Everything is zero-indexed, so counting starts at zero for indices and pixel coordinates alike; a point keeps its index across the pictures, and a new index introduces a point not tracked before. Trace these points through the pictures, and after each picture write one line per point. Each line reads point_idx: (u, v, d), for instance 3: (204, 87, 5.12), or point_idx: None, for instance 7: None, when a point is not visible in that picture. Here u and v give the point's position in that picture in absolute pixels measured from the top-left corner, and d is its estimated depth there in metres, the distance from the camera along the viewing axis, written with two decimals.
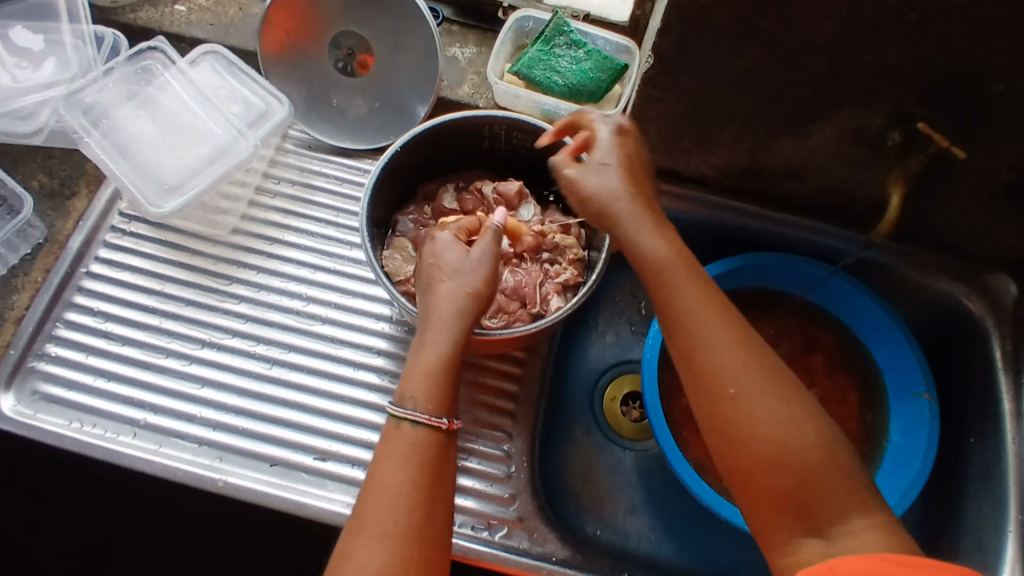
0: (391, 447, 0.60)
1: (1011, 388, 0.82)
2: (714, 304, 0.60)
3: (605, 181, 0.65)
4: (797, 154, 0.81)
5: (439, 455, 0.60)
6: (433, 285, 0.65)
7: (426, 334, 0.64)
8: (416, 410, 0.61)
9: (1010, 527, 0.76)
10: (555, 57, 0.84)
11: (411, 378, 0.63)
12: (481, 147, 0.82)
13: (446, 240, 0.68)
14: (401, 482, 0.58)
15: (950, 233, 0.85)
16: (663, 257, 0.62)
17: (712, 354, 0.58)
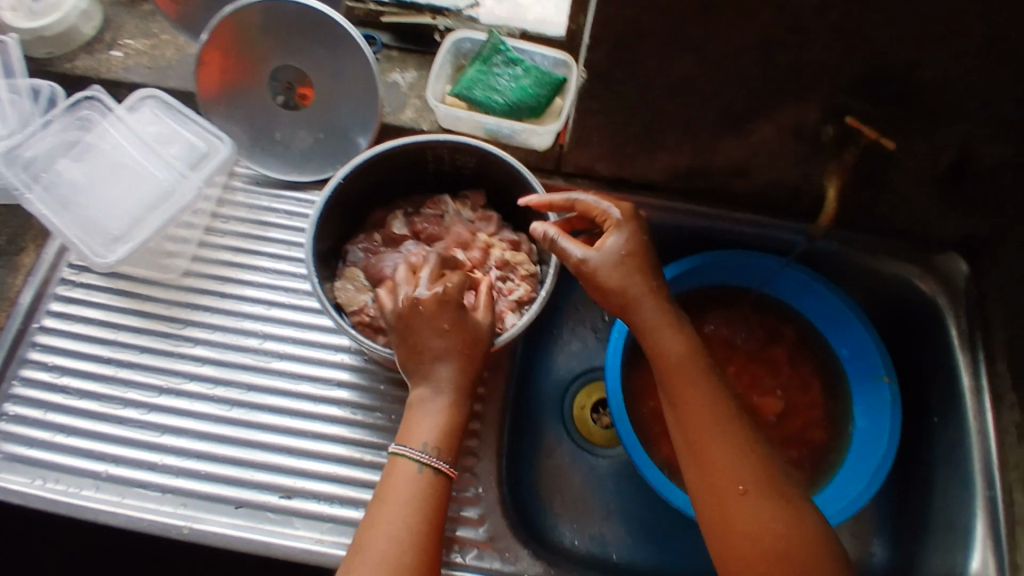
0: (403, 486, 0.64)
1: (968, 364, 0.83)
2: (720, 401, 0.68)
3: (608, 275, 0.70)
4: (740, 153, 0.82)
5: (437, 493, 0.65)
6: (439, 356, 0.66)
7: (434, 402, 0.67)
8: (434, 457, 0.65)
9: (978, 502, 0.77)
10: (494, 76, 0.85)
11: (426, 435, 0.66)
12: (426, 171, 0.83)
13: (435, 304, 0.67)
14: (400, 514, 0.62)
15: (898, 220, 0.86)
16: (680, 356, 0.69)
17: (725, 453, 0.65)
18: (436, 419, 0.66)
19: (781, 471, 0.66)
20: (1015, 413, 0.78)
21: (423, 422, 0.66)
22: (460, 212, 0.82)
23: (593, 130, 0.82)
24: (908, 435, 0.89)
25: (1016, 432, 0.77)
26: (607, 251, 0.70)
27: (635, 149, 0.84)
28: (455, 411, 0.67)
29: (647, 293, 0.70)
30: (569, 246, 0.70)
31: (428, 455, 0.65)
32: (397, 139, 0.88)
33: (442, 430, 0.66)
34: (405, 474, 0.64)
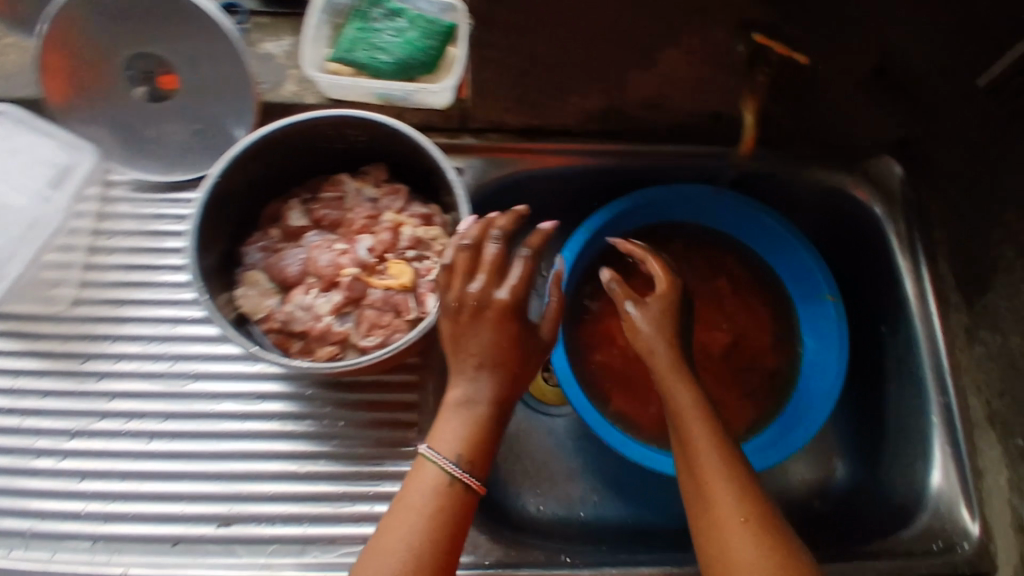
0: (418, 495, 0.54)
1: (911, 270, 0.80)
2: (729, 455, 0.60)
3: (646, 326, 0.66)
4: (653, 84, 0.75)
5: (458, 510, 0.54)
6: (484, 359, 0.55)
7: (465, 409, 0.55)
8: (459, 470, 0.54)
9: (935, 413, 0.76)
10: (376, 33, 0.76)
11: (450, 445, 0.54)
12: (317, 152, 0.75)
13: (489, 311, 0.55)
14: (410, 533, 0.52)
15: (828, 129, 0.81)
16: (691, 408, 0.62)
17: (723, 488, 0.58)
18: (468, 426, 0.55)
19: (786, 529, 0.58)
20: (962, 316, 0.79)
21: (455, 428, 0.55)
22: (361, 189, 0.75)
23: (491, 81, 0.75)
24: (858, 347, 0.88)
25: (964, 334, 0.79)
26: (643, 310, 0.67)
27: (542, 93, 0.77)
28: (490, 420, 0.55)
29: (670, 349, 0.65)
30: (620, 296, 0.69)
31: (456, 466, 0.54)
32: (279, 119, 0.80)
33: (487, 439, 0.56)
34: (425, 483, 0.54)
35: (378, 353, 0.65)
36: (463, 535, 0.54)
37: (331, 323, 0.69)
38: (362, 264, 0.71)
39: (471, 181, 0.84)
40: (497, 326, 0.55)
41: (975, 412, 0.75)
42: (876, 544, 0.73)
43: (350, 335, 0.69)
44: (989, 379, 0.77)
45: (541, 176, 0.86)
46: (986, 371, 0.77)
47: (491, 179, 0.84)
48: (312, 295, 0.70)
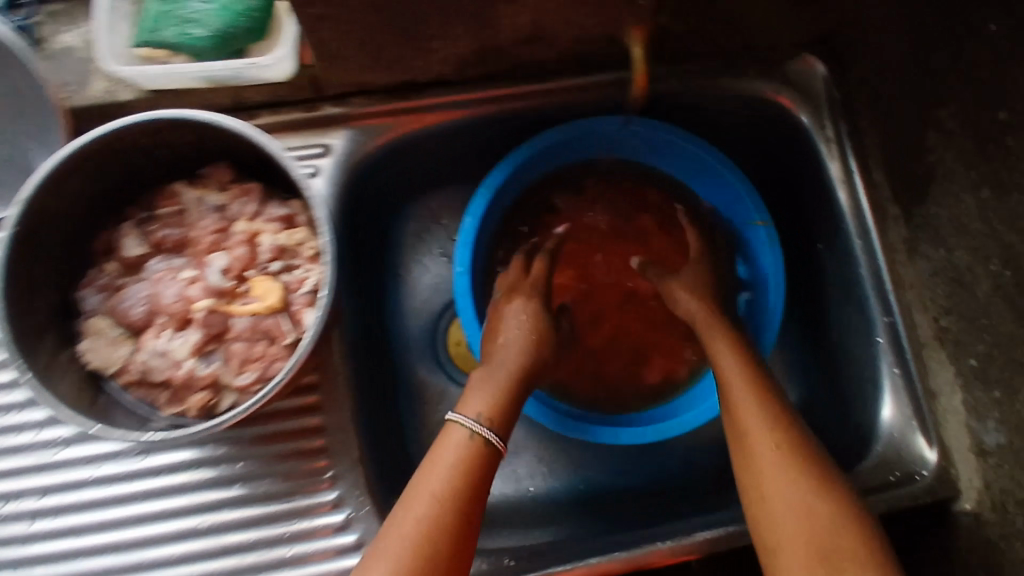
0: (445, 450, 0.57)
1: (844, 178, 0.72)
2: (767, 393, 0.61)
3: (683, 296, 0.72)
4: (524, 18, 0.63)
5: (485, 461, 0.57)
6: (499, 342, 0.68)
7: (485, 378, 0.64)
8: (477, 422, 0.58)
9: (880, 333, 0.70)
10: (182, 2, 0.63)
11: (479, 407, 0.60)
12: (141, 164, 0.63)
13: (517, 305, 0.71)
14: (442, 475, 0.54)
15: (736, 36, 0.70)
16: (728, 353, 0.65)
17: (755, 420, 0.59)
18: (493, 393, 0.62)
19: (823, 453, 0.58)
20: (901, 228, 0.70)
21: (484, 395, 0.62)
22: (202, 198, 0.64)
23: (335, 40, 0.62)
24: (796, 268, 0.81)
25: (904, 248, 0.69)
26: (681, 283, 0.73)
27: (400, 45, 0.65)
28: (515, 389, 0.63)
29: (708, 315, 0.69)
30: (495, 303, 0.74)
31: (477, 420, 0.59)
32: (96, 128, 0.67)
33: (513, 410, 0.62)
34: (455, 439, 0.57)
35: (250, 403, 0.56)
36: (489, 489, 0.56)
37: (193, 367, 0.60)
38: (216, 290, 0.61)
39: (340, 158, 0.71)
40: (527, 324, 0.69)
41: (923, 331, 0.69)
42: None
43: (219, 376, 0.61)
44: (935, 295, 0.67)
45: (426, 138, 0.75)
46: (932, 288, 0.67)
47: (366, 152, 0.72)
48: (166, 337, 0.61)
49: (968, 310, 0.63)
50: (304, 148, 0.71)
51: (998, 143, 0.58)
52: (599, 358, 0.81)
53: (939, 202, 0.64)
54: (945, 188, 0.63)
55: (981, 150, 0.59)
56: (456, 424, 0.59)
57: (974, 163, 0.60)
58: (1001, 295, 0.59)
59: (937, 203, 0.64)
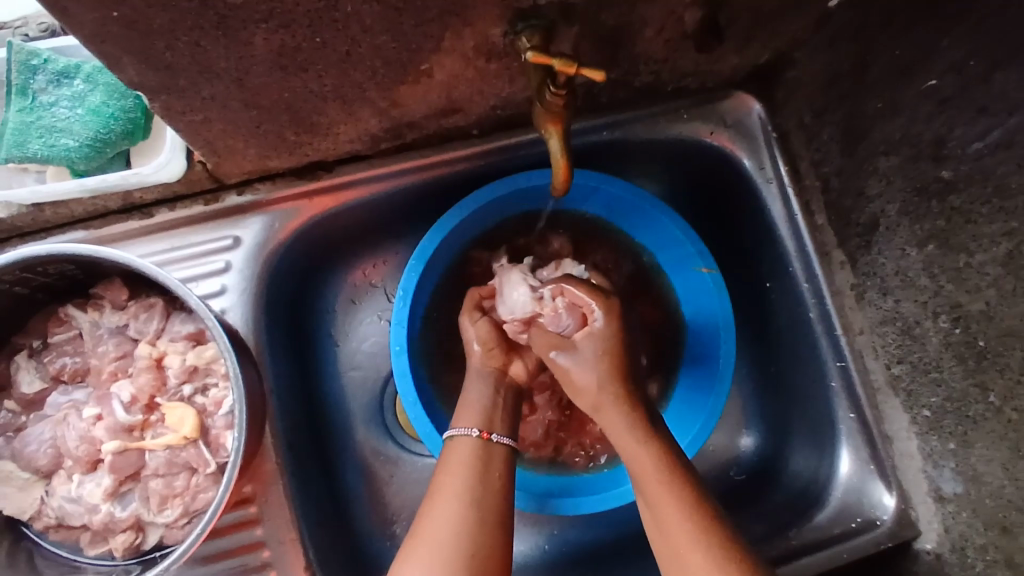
0: (452, 464, 0.56)
1: (787, 221, 0.69)
2: (685, 485, 0.54)
3: (581, 373, 0.60)
4: (434, 94, 0.59)
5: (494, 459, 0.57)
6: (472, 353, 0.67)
7: (467, 399, 0.63)
8: (467, 429, 0.58)
9: (834, 380, 0.68)
10: (46, 109, 0.59)
11: (467, 417, 0.61)
12: (22, 297, 0.57)
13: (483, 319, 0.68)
14: (458, 481, 0.54)
15: (664, 85, 0.66)
16: (628, 437, 0.57)
17: (670, 500, 0.53)
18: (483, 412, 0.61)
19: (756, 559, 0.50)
20: (847, 272, 0.66)
21: (471, 409, 0.61)
22: (98, 321, 0.60)
23: (229, 137, 0.57)
24: (746, 307, 0.78)
25: (852, 293, 0.66)
26: (583, 369, 0.60)
27: (301, 133, 0.59)
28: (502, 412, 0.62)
29: (612, 396, 0.58)
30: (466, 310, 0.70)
31: (467, 429, 0.58)
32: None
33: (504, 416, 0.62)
34: (459, 448, 0.57)
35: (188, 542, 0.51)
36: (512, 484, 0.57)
37: (110, 511, 0.56)
38: (124, 427, 0.57)
39: (253, 248, 0.66)
40: (485, 345, 0.67)
41: (875, 376, 0.66)
42: (790, 539, 0.67)
43: (140, 515, 0.57)
44: (885, 343, 0.64)
45: (346, 213, 0.70)
46: (881, 336, 0.64)
47: (279, 240, 0.67)
48: (76, 482, 0.56)
49: (920, 361, 0.61)
50: (210, 242, 0.66)
51: (940, 202, 0.55)
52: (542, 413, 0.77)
53: (884, 253, 0.61)
54: (888, 240, 0.61)
55: (925, 206, 0.56)
56: (459, 440, 0.58)
57: (920, 219, 0.57)
58: (952, 353, 0.57)
59: (882, 252, 0.62)
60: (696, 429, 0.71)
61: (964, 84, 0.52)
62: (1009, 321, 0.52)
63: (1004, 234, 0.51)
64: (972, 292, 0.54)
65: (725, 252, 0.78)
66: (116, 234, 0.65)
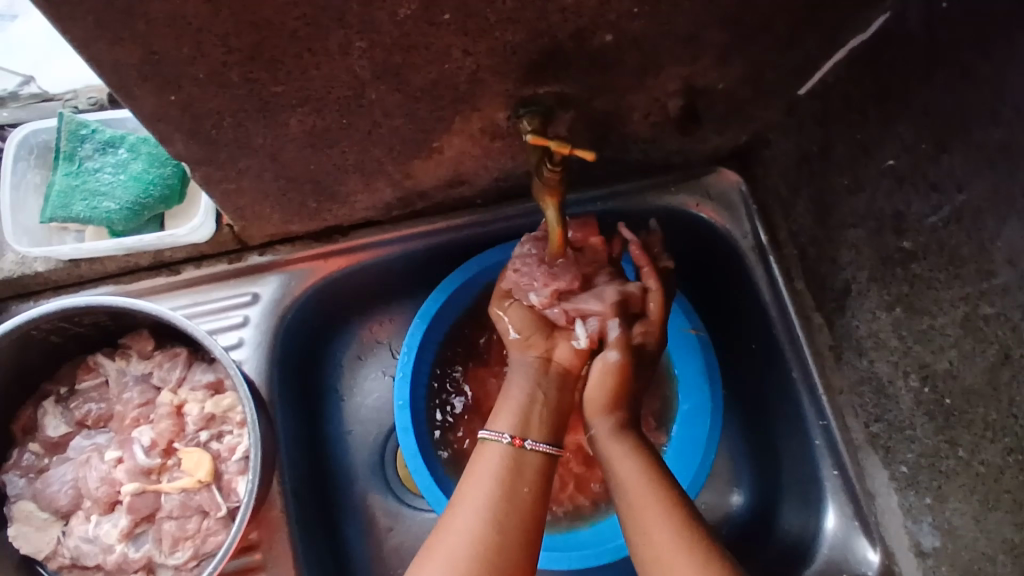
0: (480, 469, 0.58)
1: (770, 286, 0.74)
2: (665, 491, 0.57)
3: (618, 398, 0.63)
4: (444, 168, 0.65)
5: (527, 470, 0.58)
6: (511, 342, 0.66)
7: (501, 403, 0.62)
8: (501, 432, 0.60)
9: (818, 438, 0.71)
10: (91, 174, 0.65)
11: (505, 417, 0.61)
12: (55, 343, 0.62)
13: (521, 310, 0.67)
14: (482, 489, 0.57)
15: (652, 161, 0.73)
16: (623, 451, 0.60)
17: (651, 506, 0.56)
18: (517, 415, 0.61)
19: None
20: (826, 334, 0.71)
21: (506, 411, 0.61)
22: (125, 369, 0.64)
23: (258, 204, 0.63)
24: (734, 370, 0.82)
25: (831, 353, 0.70)
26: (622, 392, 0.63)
27: (322, 202, 0.65)
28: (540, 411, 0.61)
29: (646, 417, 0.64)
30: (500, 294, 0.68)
31: (502, 432, 0.59)
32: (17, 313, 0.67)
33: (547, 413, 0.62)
34: (492, 453, 0.59)
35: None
36: (541, 495, 0.58)
37: (124, 551, 0.58)
38: (143, 470, 0.60)
39: (270, 304, 0.71)
40: (524, 334, 0.65)
41: (857, 435, 0.69)
42: None
43: (152, 557, 0.59)
44: (863, 402, 0.68)
45: (360, 273, 0.75)
46: (859, 396, 0.68)
47: (294, 297, 0.72)
48: (93, 522, 0.59)
49: (894, 419, 0.64)
50: (230, 298, 0.71)
51: (904, 269, 0.60)
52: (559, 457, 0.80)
53: (858, 316, 0.66)
54: (861, 304, 0.65)
55: (890, 273, 0.62)
56: (491, 442, 0.60)
57: (887, 285, 0.62)
58: (923, 411, 0.61)
59: (856, 316, 0.66)
60: (695, 469, 0.74)
61: (915, 165, 0.58)
62: (972, 381, 0.56)
63: (962, 298, 0.56)
64: (936, 352, 0.59)
65: (715, 316, 0.82)
66: (143, 289, 0.70)
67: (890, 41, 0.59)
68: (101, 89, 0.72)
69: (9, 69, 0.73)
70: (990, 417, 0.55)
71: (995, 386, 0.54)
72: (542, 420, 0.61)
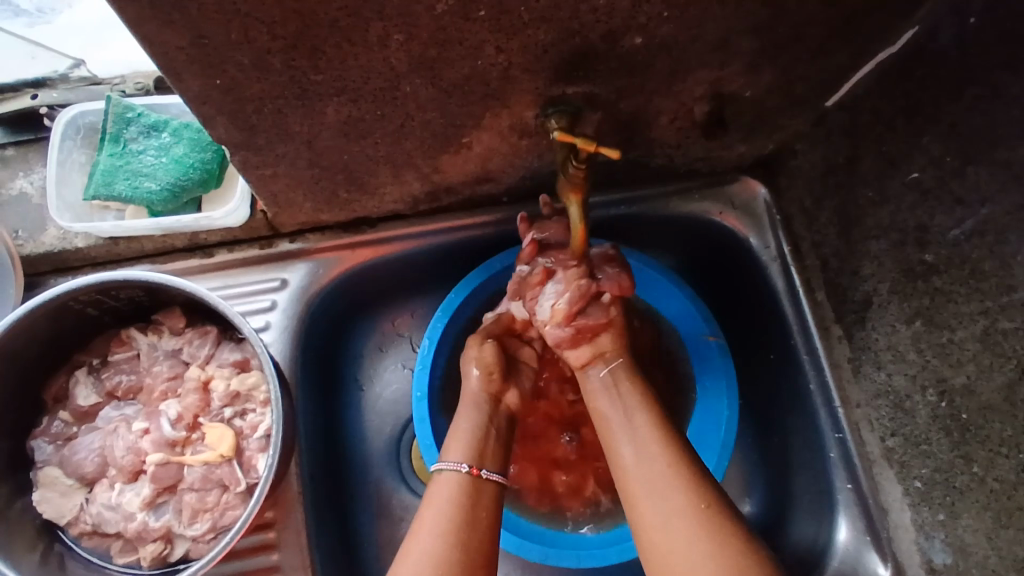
0: (435, 494, 0.60)
1: (789, 297, 0.74)
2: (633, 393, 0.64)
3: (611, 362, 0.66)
4: (472, 164, 0.66)
5: (481, 495, 0.60)
6: (467, 384, 0.69)
7: (451, 438, 0.64)
8: (455, 462, 0.62)
9: (832, 451, 0.71)
10: (134, 156, 0.68)
11: (457, 448, 0.63)
12: (91, 315, 0.64)
13: (484, 350, 0.70)
14: (439, 511, 0.58)
15: (677, 167, 0.74)
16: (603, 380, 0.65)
17: (625, 407, 0.62)
18: (474, 443, 0.63)
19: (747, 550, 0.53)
20: (845, 346, 0.71)
21: (459, 438, 0.64)
22: (157, 344, 0.66)
23: (290, 192, 0.65)
24: (751, 380, 0.82)
25: (849, 366, 0.70)
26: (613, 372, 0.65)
27: (350, 192, 0.67)
28: (490, 445, 0.64)
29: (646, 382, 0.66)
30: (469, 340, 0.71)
31: (453, 462, 0.62)
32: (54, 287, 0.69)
33: (494, 436, 0.66)
34: (445, 479, 0.61)
35: (213, 552, 0.55)
36: (495, 520, 0.60)
37: (144, 520, 0.60)
38: (168, 441, 0.62)
39: (298, 290, 0.73)
40: (486, 369, 0.69)
41: (871, 448, 0.69)
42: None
43: (171, 527, 0.61)
44: (879, 416, 0.67)
45: (385, 264, 0.77)
46: (876, 409, 0.68)
47: (321, 285, 0.74)
48: (117, 490, 0.61)
49: (911, 434, 0.64)
50: (260, 283, 0.73)
51: (925, 282, 0.60)
52: (546, 459, 0.80)
53: (877, 328, 0.66)
54: (880, 316, 0.66)
55: (911, 286, 0.62)
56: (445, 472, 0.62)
57: (908, 298, 0.62)
58: (940, 426, 0.61)
59: (876, 328, 0.67)
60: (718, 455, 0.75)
61: (941, 179, 0.58)
62: (990, 396, 0.56)
63: (981, 312, 0.56)
64: (955, 366, 0.59)
65: (735, 326, 0.83)
66: (177, 270, 0.72)
67: (920, 54, 0.60)
68: (148, 75, 0.74)
69: (63, 54, 0.76)
70: (1006, 434, 0.55)
71: (1012, 402, 0.54)
72: (495, 451, 0.64)
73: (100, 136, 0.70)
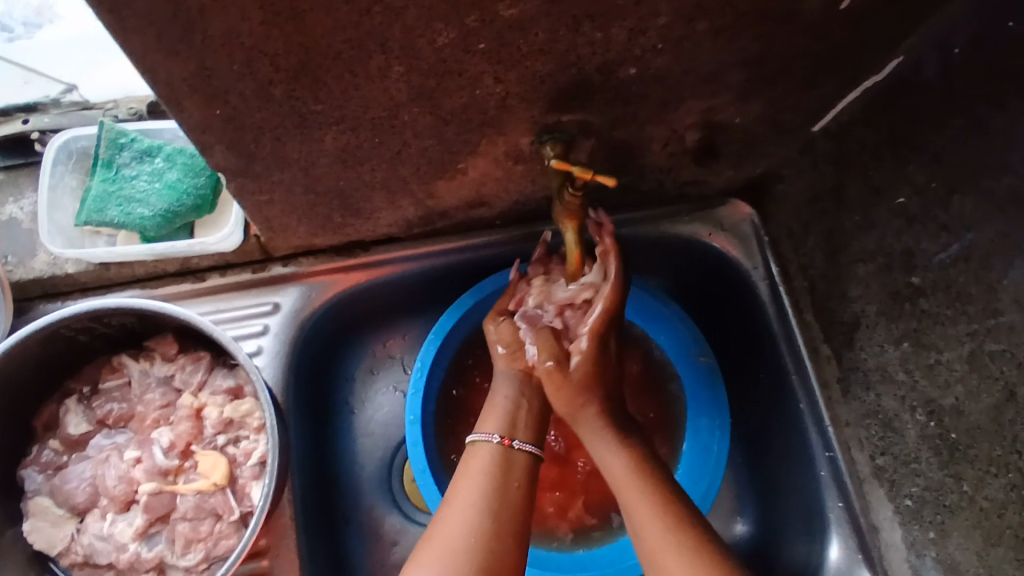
0: (470, 467, 0.61)
1: (778, 318, 0.75)
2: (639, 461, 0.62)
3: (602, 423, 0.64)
4: (466, 190, 0.67)
5: (517, 467, 0.61)
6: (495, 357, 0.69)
7: (486, 414, 0.65)
8: (490, 434, 0.62)
9: (823, 471, 0.72)
10: (127, 181, 0.67)
11: (494, 422, 0.64)
12: (82, 341, 0.64)
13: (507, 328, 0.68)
14: (477, 480, 0.59)
15: (668, 190, 0.75)
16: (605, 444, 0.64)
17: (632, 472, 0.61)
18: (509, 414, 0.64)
19: None
20: (834, 366, 0.72)
21: (494, 413, 0.65)
22: (148, 371, 0.66)
23: (286, 217, 0.65)
24: (740, 399, 0.83)
25: (838, 387, 0.72)
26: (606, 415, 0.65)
27: (345, 216, 0.67)
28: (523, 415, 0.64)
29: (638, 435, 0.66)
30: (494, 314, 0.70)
31: (491, 434, 0.62)
32: (43, 313, 0.68)
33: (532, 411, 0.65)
34: (481, 450, 0.61)
35: None
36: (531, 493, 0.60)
37: (137, 550, 0.59)
38: (161, 470, 0.61)
39: (290, 315, 0.73)
40: (509, 347, 0.68)
41: (861, 467, 0.70)
42: None
43: (164, 557, 0.60)
44: (869, 435, 0.68)
45: (378, 286, 0.77)
46: (866, 428, 0.69)
47: (313, 308, 0.74)
48: (109, 520, 0.60)
49: (900, 453, 0.65)
50: (251, 307, 0.73)
51: (912, 304, 0.62)
52: None
53: (866, 349, 0.67)
54: (869, 337, 0.67)
55: (899, 308, 0.63)
56: (480, 442, 0.62)
57: (896, 320, 0.64)
58: (929, 446, 0.62)
59: (864, 349, 0.68)
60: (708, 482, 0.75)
61: (926, 206, 0.60)
62: (977, 417, 0.57)
63: (968, 334, 0.57)
64: (943, 388, 0.60)
65: (726, 346, 0.83)
66: (168, 294, 0.72)
67: (905, 85, 0.61)
68: (141, 99, 0.74)
69: (55, 77, 0.76)
70: (995, 453, 0.56)
71: (999, 423, 0.56)
72: (527, 423, 0.64)
73: (92, 161, 0.69)
